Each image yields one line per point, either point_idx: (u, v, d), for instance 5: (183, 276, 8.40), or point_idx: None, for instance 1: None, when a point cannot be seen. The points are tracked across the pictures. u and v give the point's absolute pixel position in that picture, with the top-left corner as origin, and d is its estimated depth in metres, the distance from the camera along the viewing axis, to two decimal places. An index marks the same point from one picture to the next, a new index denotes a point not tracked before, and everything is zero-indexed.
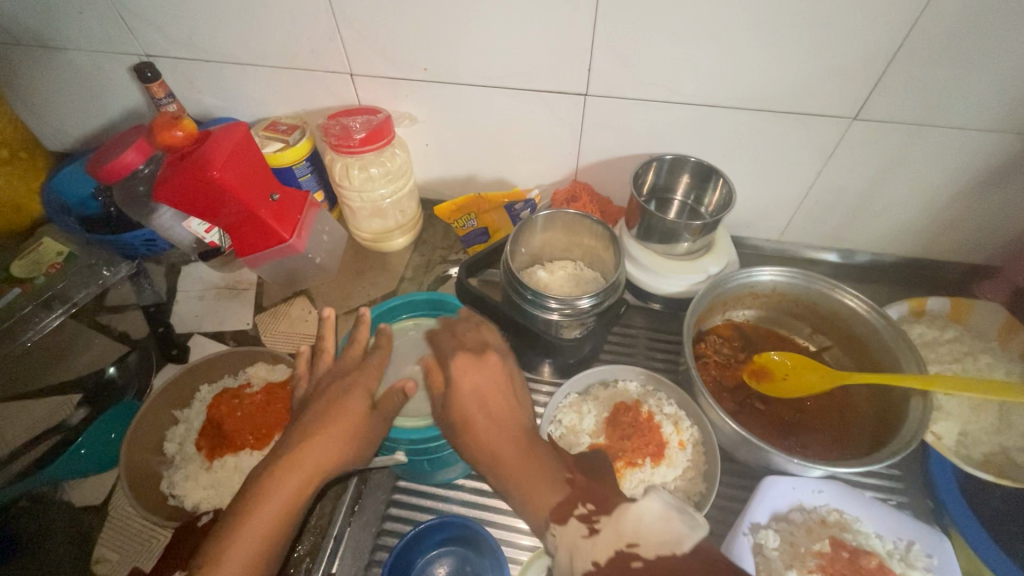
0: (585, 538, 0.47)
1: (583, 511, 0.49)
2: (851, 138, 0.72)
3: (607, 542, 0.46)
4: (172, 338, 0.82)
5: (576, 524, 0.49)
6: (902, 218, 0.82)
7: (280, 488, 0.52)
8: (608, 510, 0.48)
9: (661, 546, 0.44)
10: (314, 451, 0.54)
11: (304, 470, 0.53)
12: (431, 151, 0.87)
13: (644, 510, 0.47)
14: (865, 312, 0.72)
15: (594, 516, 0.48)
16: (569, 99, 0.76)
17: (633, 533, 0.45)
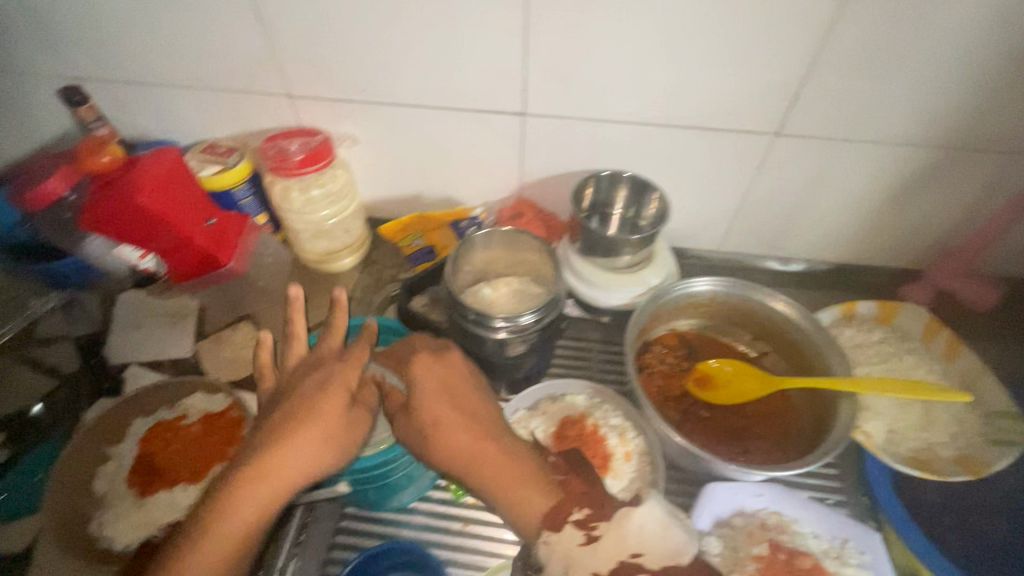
0: (584, 545, 0.51)
1: (578, 517, 0.53)
2: (776, 152, 0.76)
3: (613, 549, 0.50)
4: (106, 368, 0.79)
5: (573, 530, 0.52)
6: (831, 227, 0.86)
7: (248, 503, 0.50)
8: (608, 517, 0.53)
9: (663, 558, 0.50)
10: (287, 464, 0.51)
11: (275, 485, 0.51)
12: (376, 170, 0.87)
13: (644, 521, 0.52)
14: (796, 318, 0.76)
15: (590, 523, 0.52)
16: (508, 118, 0.77)
17: (636, 544, 0.50)
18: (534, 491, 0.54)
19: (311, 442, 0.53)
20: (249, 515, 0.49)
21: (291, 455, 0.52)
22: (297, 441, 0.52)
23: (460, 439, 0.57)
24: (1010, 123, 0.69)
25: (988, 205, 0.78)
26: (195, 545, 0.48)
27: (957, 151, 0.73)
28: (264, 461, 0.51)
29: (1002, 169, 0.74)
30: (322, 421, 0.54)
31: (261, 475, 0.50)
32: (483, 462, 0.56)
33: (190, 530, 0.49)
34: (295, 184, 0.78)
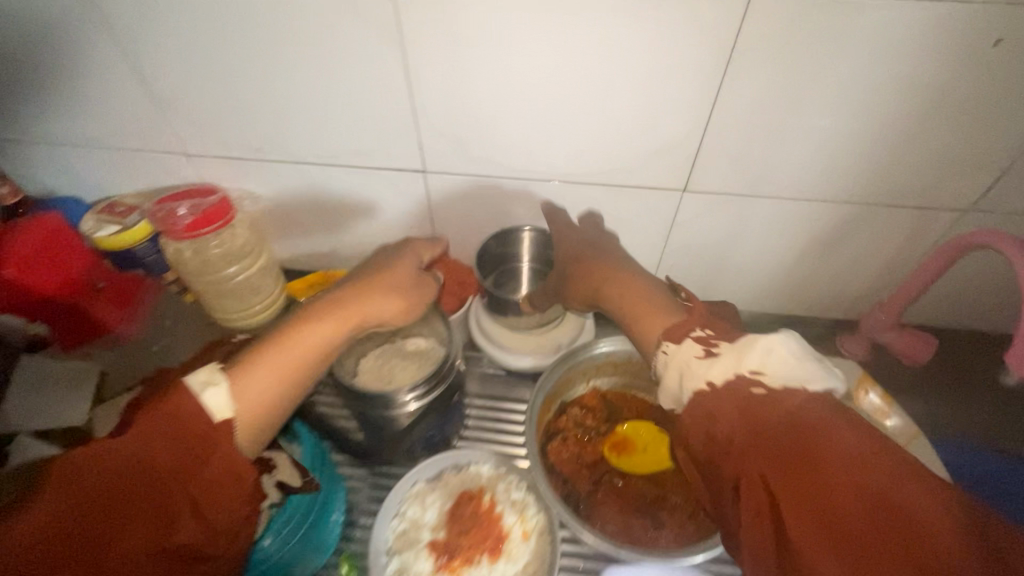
0: (703, 359, 0.47)
1: (701, 334, 0.49)
2: (688, 207, 0.73)
3: (724, 369, 0.45)
4: None
5: (692, 345, 0.48)
6: (758, 278, 0.83)
7: (273, 355, 0.51)
8: (731, 340, 0.47)
9: (790, 376, 0.43)
10: (325, 325, 0.55)
11: (315, 337, 0.53)
12: (286, 225, 0.84)
13: (780, 348, 0.44)
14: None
15: (713, 338, 0.48)
16: (410, 175, 0.74)
17: (758, 364, 0.44)
18: (661, 313, 0.53)
19: (379, 297, 0.59)
20: (303, 352, 0.52)
21: (355, 291, 0.59)
22: (375, 291, 0.59)
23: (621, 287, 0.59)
24: (923, 179, 0.66)
25: (913, 258, 0.75)
26: (266, 350, 0.51)
27: (874, 206, 0.70)
28: (320, 308, 0.56)
29: (921, 223, 0.71)
30: (389, 312, 0.60)
31: (276, 348, 0.51)
32: (611, 281, 0.60)
33: (270, 338, 0.52)
34: (188, 246, 0.75)
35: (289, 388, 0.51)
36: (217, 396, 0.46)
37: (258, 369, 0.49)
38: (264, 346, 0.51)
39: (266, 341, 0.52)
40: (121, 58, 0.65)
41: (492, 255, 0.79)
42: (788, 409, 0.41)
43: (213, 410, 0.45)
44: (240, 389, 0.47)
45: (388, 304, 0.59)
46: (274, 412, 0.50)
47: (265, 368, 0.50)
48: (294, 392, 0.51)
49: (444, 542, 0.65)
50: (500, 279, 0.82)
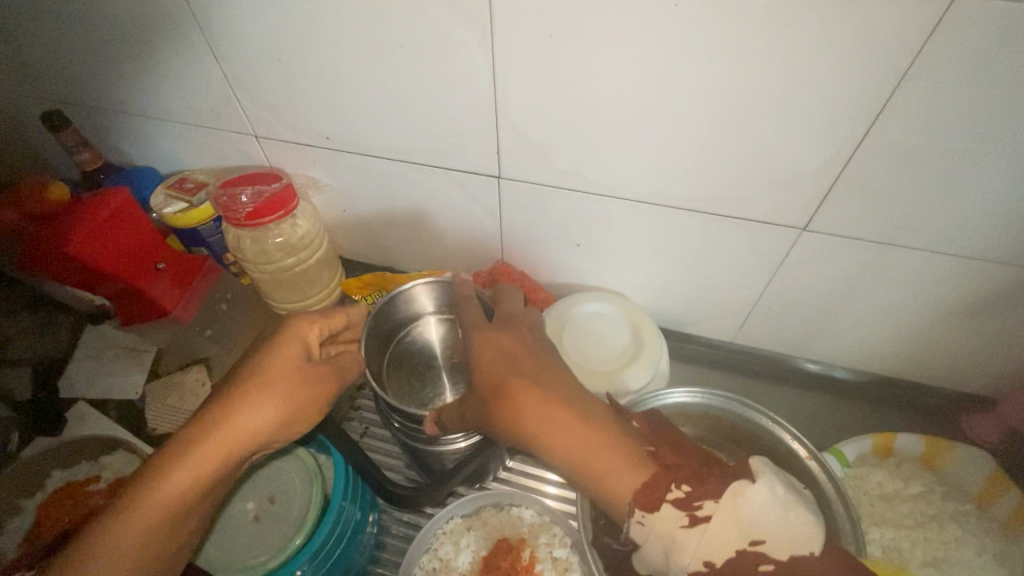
0: (687, 530, 0.44)
1: (680, 493, 0.46)
2: (802, 249, 0.62)
3: (722, 542, 0.43)
4: (55, 404, 0.77)
5: (673, 512, 0.45)
6: (875, 335, 0.70)
7: (197, 454, 0.45)
8: (717, 493, 0.45)
9: (790, 543, 0.43)
10: (252, 428, 0.47)
11: (235, 437, 0.46)
12: (348, 218, 0.80)
13: (759, 499, 0.44)
14: (805, 454, 0.61)
15: (695, 502, 0.45)
16: (484, 180, 0.67)
17: (755, 532, 0.44)
18: (623, 468, 0.47)
19: (286, 385, 0.49)
20: (218, 460, 0.46)
21: (265, 375, 0.48)
22: (250, 401, 0.47)
23: (542, 413, 0.49)
24: None
25: None
26: (178, 459, 0.44)
27: None
28: (235, 395, 0.48)
29: None
30: (288, 406, 0.49)
31: (193, 452, 0.45)
32: (553, 425, 0.48)
33: (174, 441, 0.45)
34: (248, 234, 0.72)
35: (198, 497, 0.45)
36: None
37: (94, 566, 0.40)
38: (173, 451, 0.45)
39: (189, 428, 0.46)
40: (196, 31, 0.61)
41: (376, 336, 0.68)
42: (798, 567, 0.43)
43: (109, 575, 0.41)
44: (163, 508, 0.43)
45: (296, 396, 0.49)
46: (171, 543, 0.44)
47: (154, 503, 0.43)
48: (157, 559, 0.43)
49: None
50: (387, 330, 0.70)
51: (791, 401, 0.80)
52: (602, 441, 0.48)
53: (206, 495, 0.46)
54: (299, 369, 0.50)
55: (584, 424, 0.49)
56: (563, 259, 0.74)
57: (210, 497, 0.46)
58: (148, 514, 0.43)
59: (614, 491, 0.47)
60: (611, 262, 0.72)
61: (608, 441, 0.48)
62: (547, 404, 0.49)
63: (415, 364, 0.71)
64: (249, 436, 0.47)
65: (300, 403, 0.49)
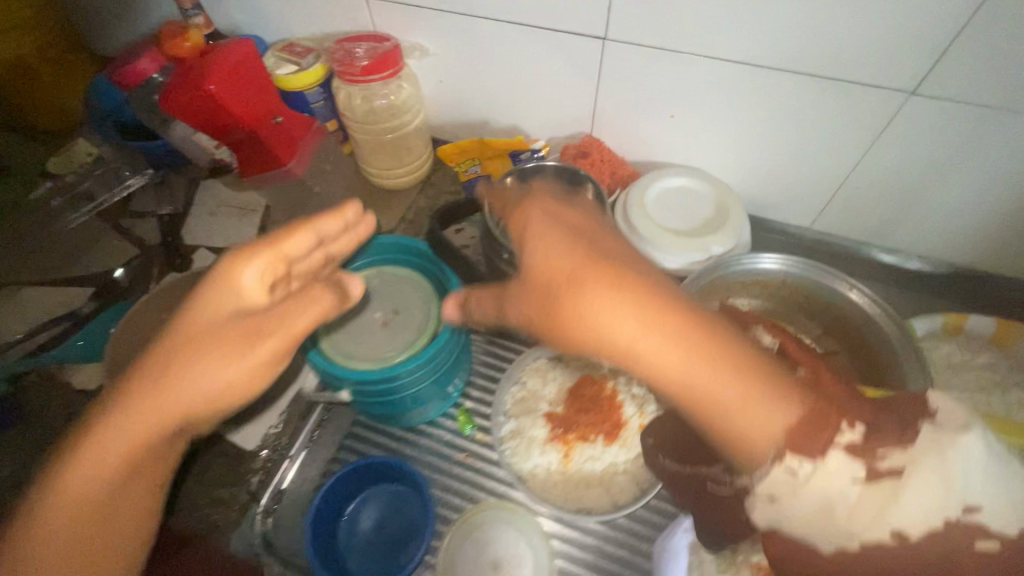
0: (867, 489, 0.33)
1: (851, 437, 0.34)
2: (904, 116, 0.62)
3: (925, 510, 0.33)
4: (179, 246, 0.85)
5: (845, 460, 0.34)
6: (961, 220, 0.71)
7: (116, 429, 0.40)
8: (901, 445, 0.34)
9: (1003, 513, 0.34)
10: (195, 386, 0.42)
11: (161, 407, 0.41)
12: (444, 89, 0.83)
13: (970, 454, 0.34)
14: (874, 309, 0.65)
15: (876, 452, 0.34)
16: (587, 43, 0.69)
17: (959, 500, 0.33)
18: (767, 403, 0.35)
19: (208, 355, 0.42)
20: (148, 432, 0.41)
21: (185, 357, 0.42)
22: (185, 362, 0.42)
23: (639, 326, 0.36)
24: None
25: None
26: (101, 438, 0.40)
27: None
28: (166, 369, 0.42)
29: None
30: (213, 365, 0.42)
31: (115, 447, 0.40)
32: (654, 346, 0.36)
33: (88, 437, 0.40)
34: (358, 91, 0.77)
35: (127, 483, 0.41)
36: None
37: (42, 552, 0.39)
38: (73, 468, 0.40)
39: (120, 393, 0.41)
40: None
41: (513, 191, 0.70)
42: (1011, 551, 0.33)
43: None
44: (84, 495, 0.40)
45: (219, 360, 0.43)
46: (114, 548, 0.41)
47: (82, 489, 0.40)
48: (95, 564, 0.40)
49: (561, 416, 0.66)
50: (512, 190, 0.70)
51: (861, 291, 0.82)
52: (707, 351, 0.36)
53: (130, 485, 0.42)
54: (215, 325, 0.43)
55: (703, 351, 0.36)
56: (653, 132, 0.77)
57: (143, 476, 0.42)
58: (81, 488, 0.40)
59: (751, 435, 0.35)
60: (702, 136, 0.74)
61: (710, 360, 0.36)
62: (648, 322, 0.36)
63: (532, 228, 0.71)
64: (174, 411, 0.41)
65: (218, 376, 0.43)
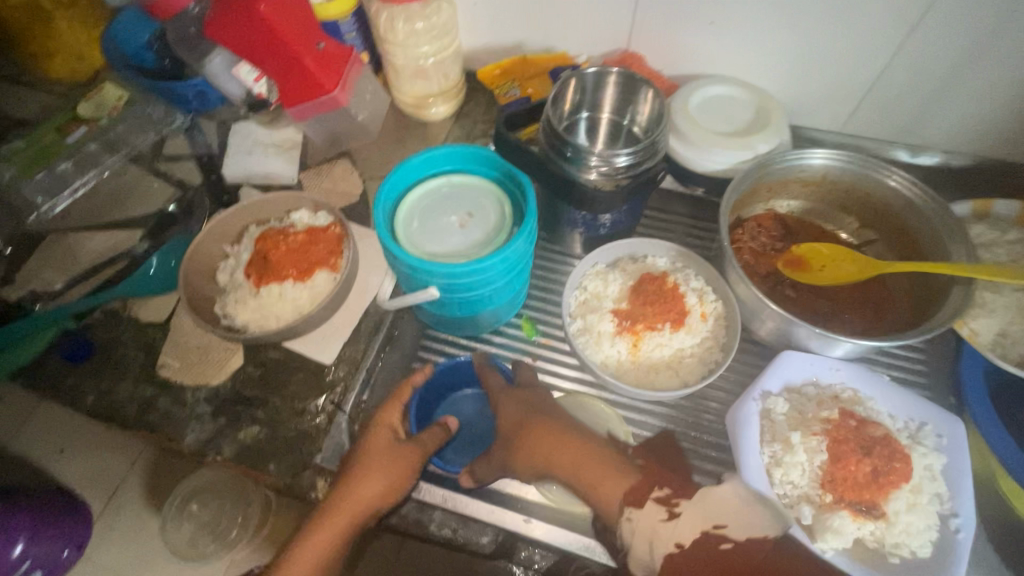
0: (667, 522, 0.51)
1: (660, 494, 0.54)
2: (941, 3, 0.65)
3: (692, 526, 0.51)
4: (224, 185, 0.85)
5: (654, 508, 0.53)
6: (987, 111, 0.74)
7: (321, 536, 0.57)
8: (687, 494, 0.53)
9: (747, 529, 0.50)
10: (370, 493, 0.57)
11: (353, 505, 0.57)
12: (478, 11, 0.83)
13: (726, 495, 0.53)
14: (916, 194, 0.68)
15: (672, 500, 0.53)
16: None
17: (717, 517, 0.51)
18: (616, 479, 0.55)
19: (391, 483, 0.58)
20: (342, 531, 0.57)
21: (368, 483, 0.58)
22: (363, 474, 0.58)
23: (567, 455, 0.57)
24: None
25: None
26: (315, 536, 0.57)
27: None
28: (356, 473, 0.58)
29: None
30: (389, 491, 0.58)
31: (324, 531, 0.57)
32: (552, 442, 0.58)
33: (311, 527, 0.57)
34: (400, 13, 0.78)
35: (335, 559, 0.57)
36: None
37: None
38: (313, 530, 0.57)
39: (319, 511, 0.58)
40: None
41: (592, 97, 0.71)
42: (756, 554, 0.48)
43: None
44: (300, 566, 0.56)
45: (399, 489, 0.58)
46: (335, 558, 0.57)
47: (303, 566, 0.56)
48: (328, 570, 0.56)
49: (627, 311, 0.69)
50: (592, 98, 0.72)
51: None
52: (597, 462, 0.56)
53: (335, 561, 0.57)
54: (382, 433, 0.60)
55: (597, 459, 0.57)
56: (689, 43, 0.78)
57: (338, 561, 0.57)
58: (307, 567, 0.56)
59: (605, 500, 0.54)
60: (738, 43, 0.76)
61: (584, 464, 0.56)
62: (574, 451, 0.57)
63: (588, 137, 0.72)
64: (362, 511, 0.57)
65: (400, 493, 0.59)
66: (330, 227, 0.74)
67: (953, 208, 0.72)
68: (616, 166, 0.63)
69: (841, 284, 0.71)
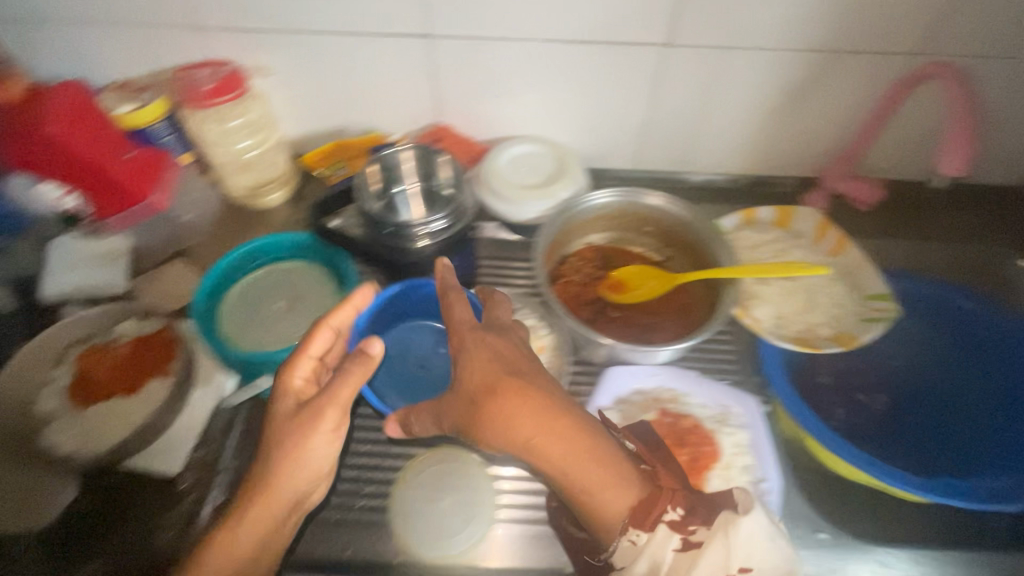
0: (682, 553, 0.54)
1: (673, 517, 0.56)
2: (670, 64, 0.81)
3: (711, 568, 0.52)
4: (40, 306, 0.80)
5: (667, 534, 0.55)
6: (737, 139, 0.91)
7: (250, 523, 0.55)
8: (709, 522, 0.56)
9: (777, 572, 0.53)
10: (303, 471, 0.57)
11: (281, 488, 0.56)
12: (296, 103, 0.88)
13: (753, 528, 0.55)
14: (671, 206, 0.83)
15: (687, 525, 0.56)
16: (415, 42, 0.80)
17: (743, 558, 0.53)
18: (611, 493, 0.57)
19: (311, 463, 0.57)
20: (272, 521, 0.57)
21: (297, 454, 0.56)
22: (278, 454, 0.56)
23: (535, 427, 0.56)
24: (879, 21, 0.74)
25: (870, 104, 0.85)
26: (245, 519, 0.55)
27: (833, 52, 0.78)
28: (269, 451, 0.57)
29: (878, 70, 0.80)
30: (320, 458, 0.57)
31: (250, 524, 0.56)
32: (577, 461, 0.57)
33: (246, 497, 0.56)
34: (211, 115, 0.79)
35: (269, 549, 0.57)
36: None
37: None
38: (241, 514, 0.56)
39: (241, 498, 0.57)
40: None
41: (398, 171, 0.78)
42: None
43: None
44: (233, 557, 0.55)
45: (325, 461, 0.58)
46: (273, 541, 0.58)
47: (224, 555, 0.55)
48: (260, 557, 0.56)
49: None
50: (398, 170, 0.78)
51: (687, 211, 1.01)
52: (586, 446, 0.57)
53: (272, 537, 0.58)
54: (294, 395, 0.60)
55: (591, 452, 0.57)
56: (492, 111, 0.89)
57: (278, 534, 0.58)
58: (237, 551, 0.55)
59: (606, 508, 0.56)
60: (530, 108, 0.88)
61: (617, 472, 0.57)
62: (555, 418, 0.57)
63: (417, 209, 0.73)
64: (287, 493, 0.57)
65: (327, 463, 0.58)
66: (163, 332, 0.73)
67: (721, 224, 0.88)
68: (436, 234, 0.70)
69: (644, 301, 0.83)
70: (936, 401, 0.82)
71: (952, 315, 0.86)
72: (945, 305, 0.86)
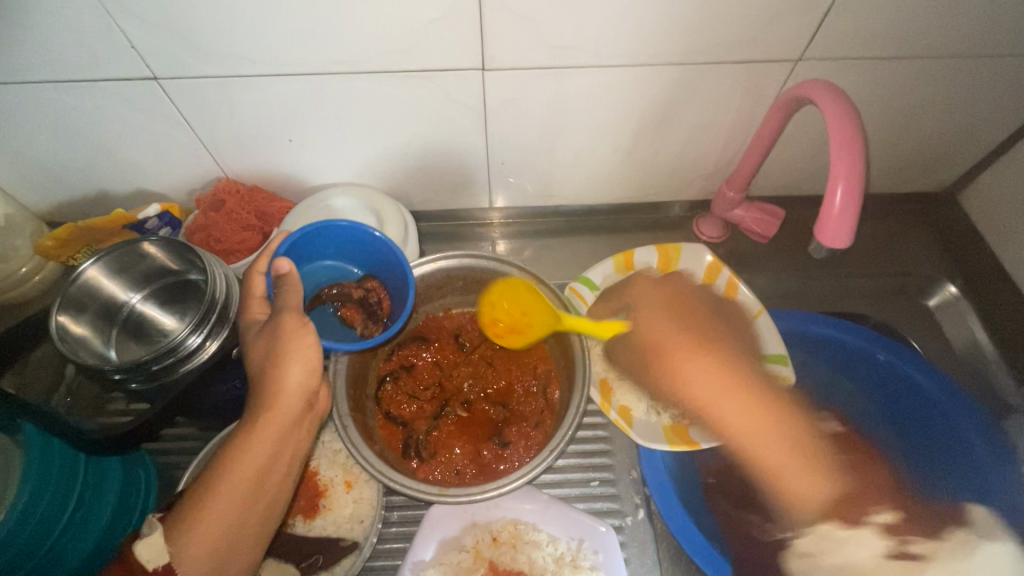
0: (886, 560, 0.57)
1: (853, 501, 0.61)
2: (492, 93, 0.62)
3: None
4: None
5: (871, 537, 0.59)
6: (601, 166, 0.74)
7: (262, 438, 0.46)
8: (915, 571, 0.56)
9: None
10: (272, 430, 0.47)
11: (263, 449, 0.46)
12: (23, 168, 0.67)
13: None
14: (493, 262, 0.66)
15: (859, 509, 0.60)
16: (142, 85, 0.59)
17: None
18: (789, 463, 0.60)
19: (309, 351, 0.49)
20: (259, 469, 0.46)
21: (277, 372, 0.48)
22: (275, 390, 0.47)
23: (702, 370, 0.64)
24: (748, 25, 0.56)
25: (756, 119, 0.68)
26: (253, 437, 0.46)
27: (697, 67, 0.60)
28: (262, 373, 0.48)
29: (756, 80, 0.62)
30: (305, 374, 0.49)
31: (249, 462, 0.45)
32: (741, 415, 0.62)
33: (241, 427, 0.47)
34: None
35: (245, 520, 0.45)
36: (150, 547, 0.42)
37: (201, 531, 0.43)
38: (242, 438, 0.46)
39: (221, 452, 0.46)
40: None
41: (88, 299, 0.58)
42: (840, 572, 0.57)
43: (203, 540, 0.43)
44: (237, 482, 0.45)
45: (311, 351, 0.49)
46: (251, 518, 0.46)
47: (220, 505, 0.44)
48: (252, 513, 0.46)
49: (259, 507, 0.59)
50: (85, 301, 0.57)
51: (565, 248, 0.83)
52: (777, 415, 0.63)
53: (270, 475, 0.47)
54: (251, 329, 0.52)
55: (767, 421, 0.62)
56: (286, 158, 0.70)
57: (277, 474, 0.48)
58: (213, 530, 0.44)
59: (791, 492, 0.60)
60: (333, 150, 0.69)
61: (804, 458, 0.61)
62: (729, 383, 0.64)
63: (158, 319, 0.60)
64: (285, 430, 0.48)
65: (318, 355, 0.50)
66: None
67: (575, 285, 0.71)
68: (213, 352, 0.55)
69: (475, 398, 0.67)
70: (932, 474, 0.66)
71: (866, 371, 0.71)
72: (865, 360, 0.70)
